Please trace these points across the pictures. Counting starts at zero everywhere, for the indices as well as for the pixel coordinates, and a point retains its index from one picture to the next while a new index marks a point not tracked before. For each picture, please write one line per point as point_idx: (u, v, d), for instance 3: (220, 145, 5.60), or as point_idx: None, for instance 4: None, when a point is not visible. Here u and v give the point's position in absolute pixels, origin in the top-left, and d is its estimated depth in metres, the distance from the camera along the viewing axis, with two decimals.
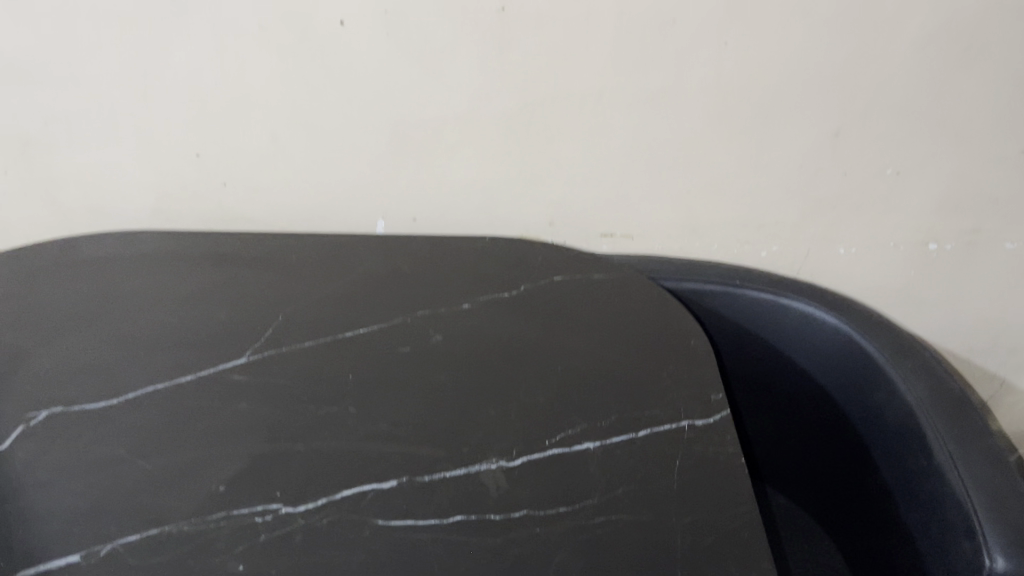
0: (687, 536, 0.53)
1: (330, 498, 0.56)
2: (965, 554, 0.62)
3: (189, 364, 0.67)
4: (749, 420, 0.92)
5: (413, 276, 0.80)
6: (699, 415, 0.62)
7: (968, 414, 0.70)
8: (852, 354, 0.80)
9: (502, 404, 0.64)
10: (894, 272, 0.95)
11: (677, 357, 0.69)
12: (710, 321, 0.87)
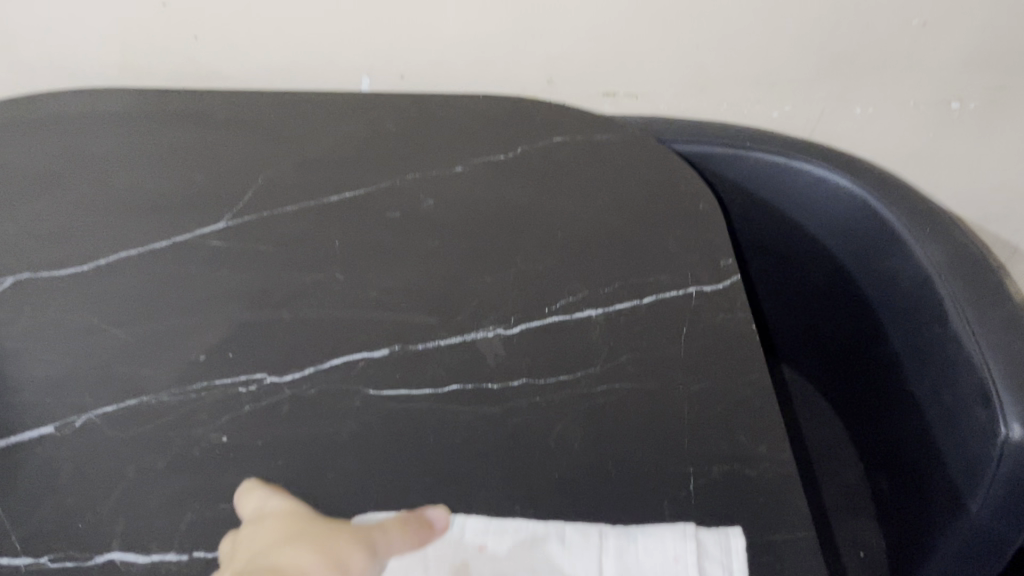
0: (694, 404, 0.51)
1: (317, 368, 0.53)
2: (978, 418, 0.61)
3: (163, 229, 0.63)
4: (756, 288, 0.89)
5: (404, 139, 0.74)
6: (708, 282, 0.59)
7: (986, 279, 0.66)
8: (867, 218, 0.75)
9: (499, 269, 0.60)
10: (914, 132, 0.90)
11: (685, 219, 0.64)
12: (720, 184, 0.83)
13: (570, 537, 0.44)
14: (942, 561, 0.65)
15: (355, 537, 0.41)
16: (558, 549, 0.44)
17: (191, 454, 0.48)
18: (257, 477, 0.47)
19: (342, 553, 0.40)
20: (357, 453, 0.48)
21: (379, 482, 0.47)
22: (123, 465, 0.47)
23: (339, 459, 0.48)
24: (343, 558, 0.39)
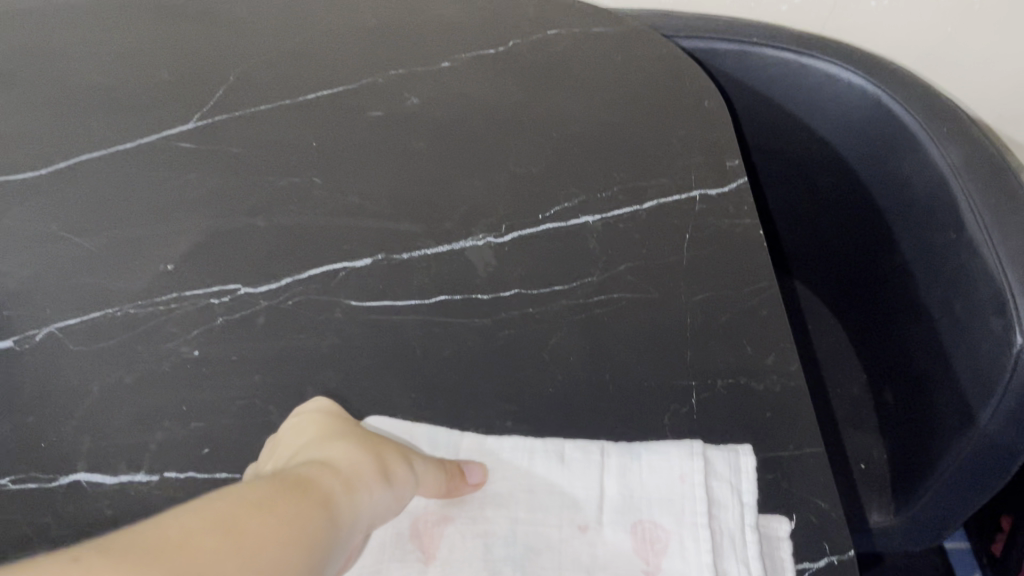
0: (697, 316, 0.48)
1: (295, 279, 0.49)
2: (993, 328, 0.58)
3: (128, 130, 0.58)
4: (763, 195, 0.85)
5: (388, 30, 0.68)
6: (713, 186, 0.55)
7: (1006, 181, 0.62)
8: (880, 116, 0.71)
9: (490, 173, 0.56)
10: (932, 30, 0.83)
11: (691, 119, 0.60)
12: (726, 82, 0.78)
13: (569, 454, 0.40)
14: (952, 473, 0.63)
15: (400, 451, 0.36)
16: (554, 465, 0.40)
17: (160, 370, 0.45)
18: (231, 393, 0.44)
19: (387, 461, 0.35)
20: (338, 368, 0.45)
21: (362, 397, 0.44)
22: (87, 381, 0.44)
23: (319, 375, 0.45)
24: (388, 465, 0.35)
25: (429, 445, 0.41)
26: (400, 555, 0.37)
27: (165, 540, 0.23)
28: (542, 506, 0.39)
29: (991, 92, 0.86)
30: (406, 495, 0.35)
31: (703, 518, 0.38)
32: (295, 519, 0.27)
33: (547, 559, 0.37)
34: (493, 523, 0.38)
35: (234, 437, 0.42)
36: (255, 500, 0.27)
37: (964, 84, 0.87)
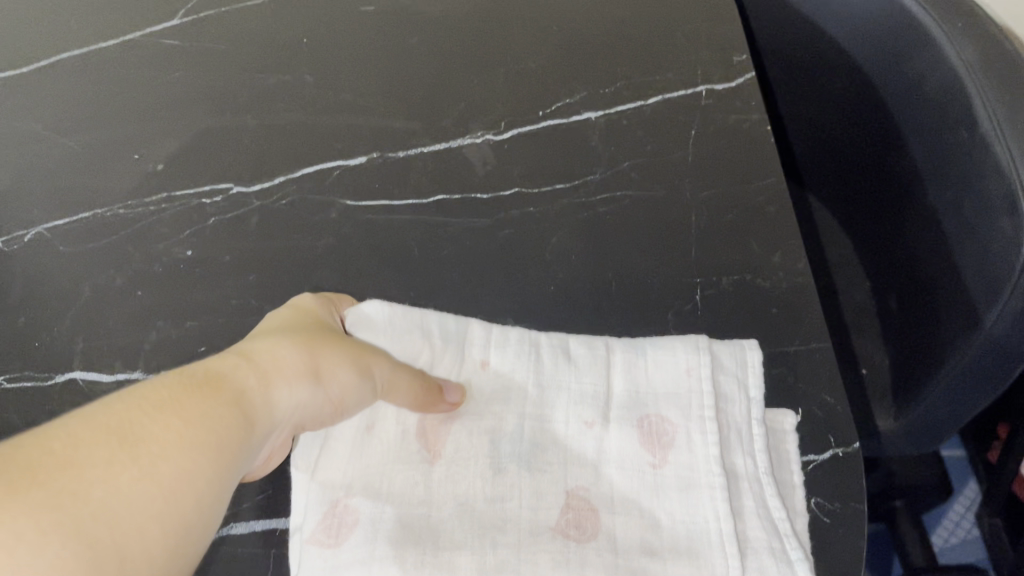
0: (702, 213, 0.46)
1: (288, 178, 0.48)
2: (1005, 228, 0.56)
3: (109, 27, 0.56)
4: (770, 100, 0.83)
5: None
6: (719, 81, 0.52)
7: (1022, 72, 0.59)
8: (889, 10, 0.67)
9: (488, 69, 0.53)
10: None
11: (696, 12, 0.57)
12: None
13: (575, 349, 0.39)
14: (949, 379, 0.63)
15: (347, 352, 0.35)
16: (560, 359, 0.39)
17: (152, 271, 0.44)
18: (225, 293, 0.43)
19: (321, 360, 0.34)
20: (334, 268, 0.44)
21: (358, 296, 0.43)
22: (78, 283, 0.44)
23: (315, 275, 0.44)
24: (321, 366, 0.34)
25: (440, 338, 0.39)
26: (407, 451, 0.36)
27: (49, 453, 0.24)
28: (549, 402, 0.38)
29: None
30: (352, 398, 0.35)
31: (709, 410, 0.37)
32: (201, 419, 0.28)
33: (553, 456, 0.36)
34: (499, 419, 0.37)
35: (229, 336, 0.41)
36: (156, 399, 0.27)
37: None
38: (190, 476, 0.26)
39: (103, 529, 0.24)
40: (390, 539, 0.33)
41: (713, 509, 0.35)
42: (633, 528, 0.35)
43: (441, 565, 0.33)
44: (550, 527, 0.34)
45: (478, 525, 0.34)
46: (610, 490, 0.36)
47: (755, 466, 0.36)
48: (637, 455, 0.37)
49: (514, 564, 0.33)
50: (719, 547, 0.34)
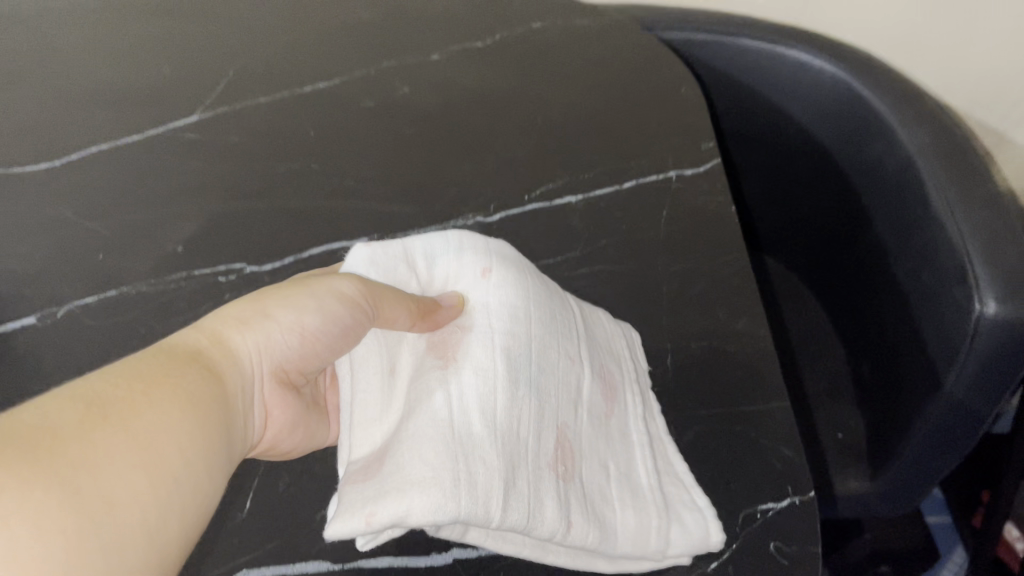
0: (673, 285, 0.51)
1: (297, 257, 0.52)
2: (955, 297, 0.61)
3: (134, 123, 0.61)
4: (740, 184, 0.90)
5: (375, 24, 0.70)
6: (689, 166, 0.58)
7: (969, 160, 0.65)
8: (848, 98, 0.74)
9: (478, 156, 0.59)
10: (905, 15, 0.88)
11: (668, 104, 0.63)
12: (701, 63, 0.82)
13: (550, 282, 0.44)
14: (922, 412, 0.66)
15: (297, 293, 0.40)
16: (546, 288, 0.43)
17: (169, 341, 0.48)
18: None
19: (268, 306, 0.40)
20: None
21: None
22: (102, 353, 0.48)
23: None
24: (269, 310, 0.39)
25: (424, 258, 0.45)
26: (425, 372, 0.39)
27: (43, 430, 0.27)
28: (549, 330, 0.41)
29: (956, 71, 0.93)
30: (320, 325, 0.40)
31: (624, 379, 0.45)
32: (172, 390, 0.32)
33: (552, 386, 0.40)
34: (513, 337, 0.39)
35: None
36: (130, 379, 0.31)
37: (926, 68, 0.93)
38: (165, 429, 0.30)
39: (90, 478, 0.26)
40: (428, 458, 0.34)
41: (642, 465, 0.42)
42: (595, 476, 0.39)
43: (478, 483, 0.34)
44: (547, 463, 0.37)
45: (503, 448, 0.35)
46: (578, 433, 0.40)
47: (662, 431, 0.44)
48: (592, 402, 0.42)
49: (530, 497, 0.35)
50: (648, 497, 0.40)
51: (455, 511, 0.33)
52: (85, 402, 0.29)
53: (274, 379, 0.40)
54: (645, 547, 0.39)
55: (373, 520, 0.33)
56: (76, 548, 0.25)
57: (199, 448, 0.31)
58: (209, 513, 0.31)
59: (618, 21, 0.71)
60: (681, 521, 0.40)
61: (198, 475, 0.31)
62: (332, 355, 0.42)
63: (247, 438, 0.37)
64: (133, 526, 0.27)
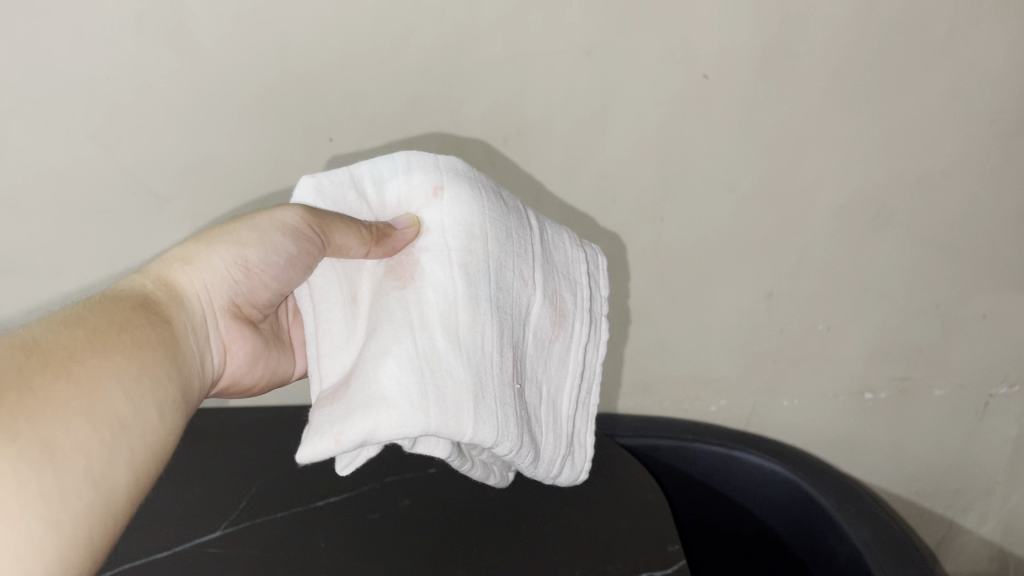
0: None
1: None
2: None
3: (163, 541, 0.72)
4: None
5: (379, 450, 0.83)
6: (658, 567, 0.69)
7: (910, 549, 0.75)
8: (783, 486, 0.89)
9: (468, 562, 0.69)
10: (839, 418, 1.01)
11: (639, 509, 0.76)
12: (660, 468, 0.94)
13: (505, 195, 0.55)
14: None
15: (238, 239, 0.52)
16: (501, 205, 0.53)
17: None
18: None
19: (213, 250, 0.52)
20: None
21: None
22: None
23: None
24: (213, 250, 0.52)
25: (373, 181, 0.54)
26: (388, 292, 0.49)
27: (19, 374, 0.36)
28: (503, 250, 0.50)
29: (885, 462, 1.06)
30: (260, 253, 0.52)
31: (575, 308, 0.56)
32: (115, 344, 0.42)
33: (506, 293, 0.49)
34: (468, 255, 0.48)
35: None
36: (88, 338, 0.41)
37: (861, 464, 1.07)
38: (103, 371, 0.40)
39: (31, 426, 0.35)
40: (394, 372, 0.44)
41: (565, 395, 0.55)
42: (531, 388, 0.51)
43: (451, 403, 0.43)
44: (504, 373, 0.47)
45: (469, 366, 0.45)
46: (522, 333, 0.51)
47: (597, 362, 0.58)
48: (537, 320, 0.53)
49: (494, 411, 0.45)
50: (560, 424, 0.54)
51: (429, 427, 0.42)
52: (28, 356, 0.38)
53: (226, 309, 0.53)
54: (552, 473, 0.55)
55: (343, 438, 0.43)
56: (34, 476, 0.34)
57: (131, 387, 0.41)
58: (145, 438, 0.41)
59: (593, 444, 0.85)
60: (581, 450, 0.58)
61: (133, 408, 0.40)
62: (284, 285, 0.53)
63: (203, 366, 0.51)
64: (76, 459, 0.36)
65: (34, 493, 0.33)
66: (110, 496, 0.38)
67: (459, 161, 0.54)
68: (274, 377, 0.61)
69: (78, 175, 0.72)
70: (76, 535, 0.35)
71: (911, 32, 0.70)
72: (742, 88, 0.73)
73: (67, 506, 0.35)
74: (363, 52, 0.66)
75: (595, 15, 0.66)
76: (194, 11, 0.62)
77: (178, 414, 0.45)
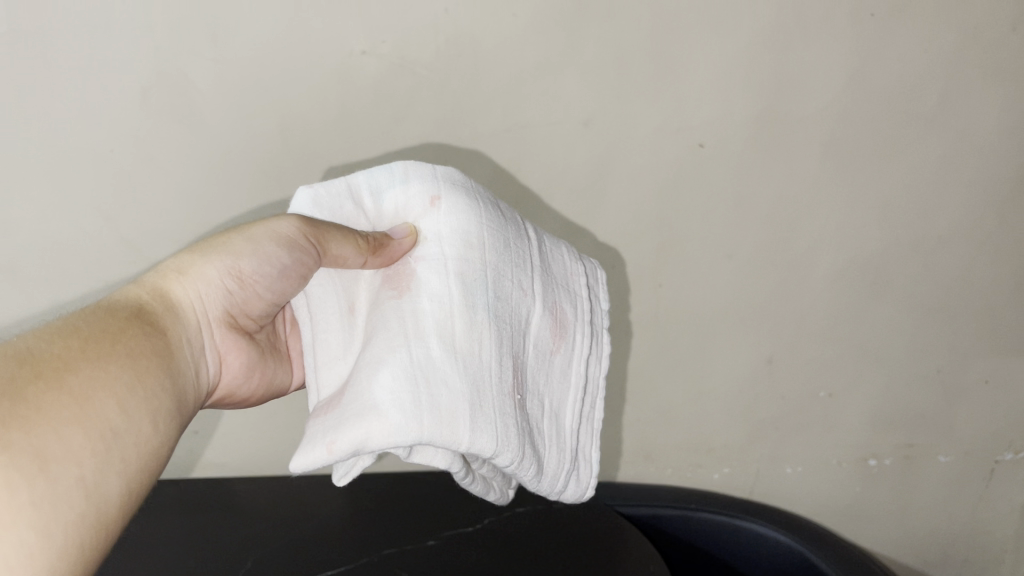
0: None
1: None
2: None
3: None
4: None
5: (377, 519, 0.82)
6: None
7: None
8: (788, 555, 0.89)
9: None
10: (843, 487, 1.00)
11: None
12: (662, 539, 0.93)
13: (502, 205, 0.51)
14: None
15: (233, 248, 0.48)
16: (499, 214, 0.49)
17: None
18: None
19: (208, 259, 0.48)
20: None
21: None
22: None
23: None
24: (209, 258, 0.48)
25: (372, 192, 0.50)
26: (382, 303, 0.46)
27: (12, 383, 0.34)
28: (502, 259, 0.47)
29: (892, 532, 1.04)
30: (255, 263, 0.48)
31: (576, 320, 0.52)
32: (111, 353, 0.39)
33: (506, 301, 0.46)
34: (465, 264, 0.45)
35: None
36: (83, 346, 0.38)
37: (868, 535, 1.04)
38: (97, 379, 0.37)
39: (24, 435, 0.33)
40: (388, 382, 0.41)
41: (568, 408, 0.51)
42: (533, 400, 0.48)
43: (445, 410, 0.41)
44: (503, 383, 0.44)
45: (466, 374, 0.42)
46: (523, 342, 0.48)
47: (599, 375, 0.54)
48: (538, 331, 0.49)
49: (493, 420, 0.42)
50: (564, 438, 0.50)
51: (420, 435, 0.40)
52: (20, 366, 0.35)
53: (221, 321, 0.49)
54: (558, 490, 0.51)
55: (335, 447, 0.41)
56: (24, 487, 0.31)
57: (126, 398, 0.38)
58: (143, 449, 0.38)
59: (596, 514, 0.84)
60: (586, 465, 0.53)
61: (127, 419, 0.37)
62: (279, 295, 0.49)
63: (198, 380, 0.47)
64: (67, 470, 0.33)
65: (25, 503, 0.31)
66: (104, 507, 0.35)
67: (458, 172, 0.50)
68: (270, 389, 0.57)
69: (70, 252, 0.70)
70: (67, 547, 0.33)
71: (899, 103, 0.72)
72: (737, 157, 0.74)
73: (59, 517, 0.32)
74: (364, 126, 0.67)
75: (593, 88, 0.68)
76: (200, 85, 0.62)
77: (175, 424, 0.42)
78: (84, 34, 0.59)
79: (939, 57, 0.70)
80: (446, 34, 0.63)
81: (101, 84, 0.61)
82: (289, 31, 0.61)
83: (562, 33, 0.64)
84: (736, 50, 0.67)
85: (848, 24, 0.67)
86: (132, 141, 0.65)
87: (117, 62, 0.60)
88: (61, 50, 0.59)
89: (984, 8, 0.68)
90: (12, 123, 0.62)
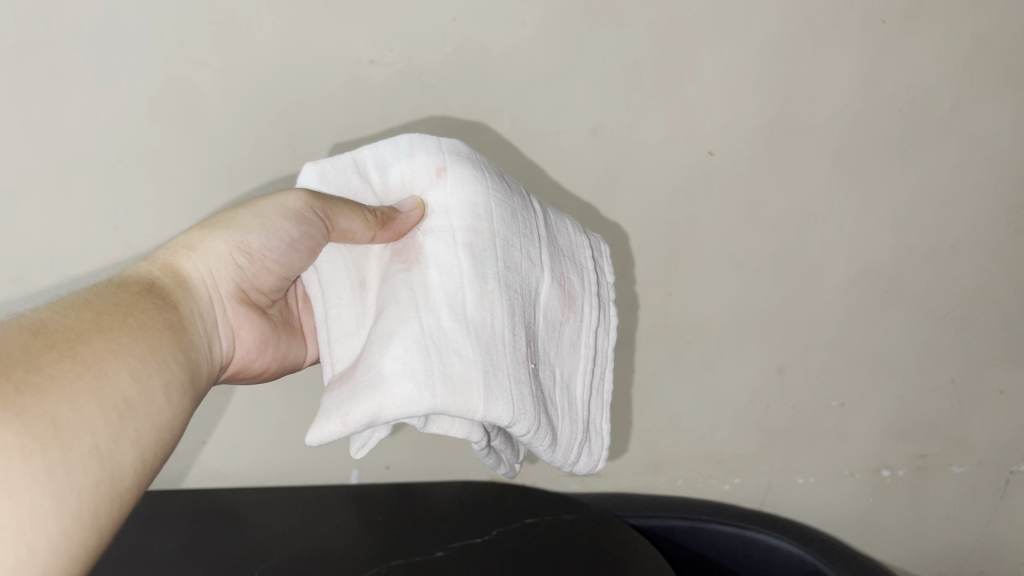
0: None
1: None
2: None
3: None
4: None
5: (386, 529, 0.81)
6: None
7: None
8: (798, 564, 0.89)
9: None
10: (855, 499, 0.98)
11: None
12: (672, 549, 0.92)
13: (508, 178, 0.50)
14: None
15: (243, 224, 0.47)
16: (505, 187, 0.48)
17: None
18: None
19: (219, 234, 0.47)
20: None
21: None
22: None
23: None
24: (220, 233, 0.47)
25: (378, 168, 0.49)
26: (393, 276, 0.45)
27: (23, 352, 0.33)
28: (509, 230, 0.46)
29: (905, 544, 1.03)
30: (265, 238, 0.47)
31: (583, 292, 0.52)
32: (126, 326, 0.38)
33: (514, 270, 0.45)
34: (474, 235, 0.45)
35: None
36: (95, 319, 0.37)
37: (881, 547, 1.03)
38: (109, 350, 0.36)
39: (37, 401, 0.31)
40: (399, 353, 0.41)
41: (579, 379, 0.50)
42: (547, 369, 0.47)
43: (459, 379, 0.40)
44: (517, 351, 0.43)
45: (478, 343, 0.42)
46: (534, 312, 0.47)
47: (609, 347, 0.54)
48: (547, 301, 0.48)
49: (508, 387, 0.42)
50: (575, 410, 0.50)
51: (436, 404, 0.40)
52: (33, 338, 0.34)
53: (234, 296, 0.49)
54: (572, 462, 0.50)
55: (350, 419, 0.40)
56: (40, 451, 0.30)
57: (139, 369, 0.37)
58: (157, 422, 0.37)
59: (606, 523, 0.83)
60: (596, 437, 0.52)
61: (140, 390, 0.36)
62: (289, 269, 0.49)
63: (212, 353, 0.46)
64: (81, 437, 0.32)
65: (41, 467, 0.30)
66: (118, 478, 0.34)
67: (462, 145, 0.49)
68: (284, 366, 0.56)
69: (75, 261, 0.70)
70: (81, 514, 0.31)
71: (910, 110, 0.71)
72: (746, 165, 0.73)
73: (74, 483, 0.31)
74: (371, 134, 0.66)
75: (601, 96, 0.67)
76: (208, 93, 0.62)
77: (188, 398, 0.40)
78: (94, 40, 0.59)
79: (950, 64, 0.69)
80: (454, 43, 0.63)
81: (111, 89, 0.61)
82: (294, 39, 0.61)
83: (570, 42, 0.64)
84: (745, 57, 0.67)
85: (859, 31, 0.66)
86: (141, 147, 0.64)
87: (126, 67, 0.60)
88: (71, 55, 0.59)
89: (995, 15, 0.67)
90: (21, 130, 0.62)
